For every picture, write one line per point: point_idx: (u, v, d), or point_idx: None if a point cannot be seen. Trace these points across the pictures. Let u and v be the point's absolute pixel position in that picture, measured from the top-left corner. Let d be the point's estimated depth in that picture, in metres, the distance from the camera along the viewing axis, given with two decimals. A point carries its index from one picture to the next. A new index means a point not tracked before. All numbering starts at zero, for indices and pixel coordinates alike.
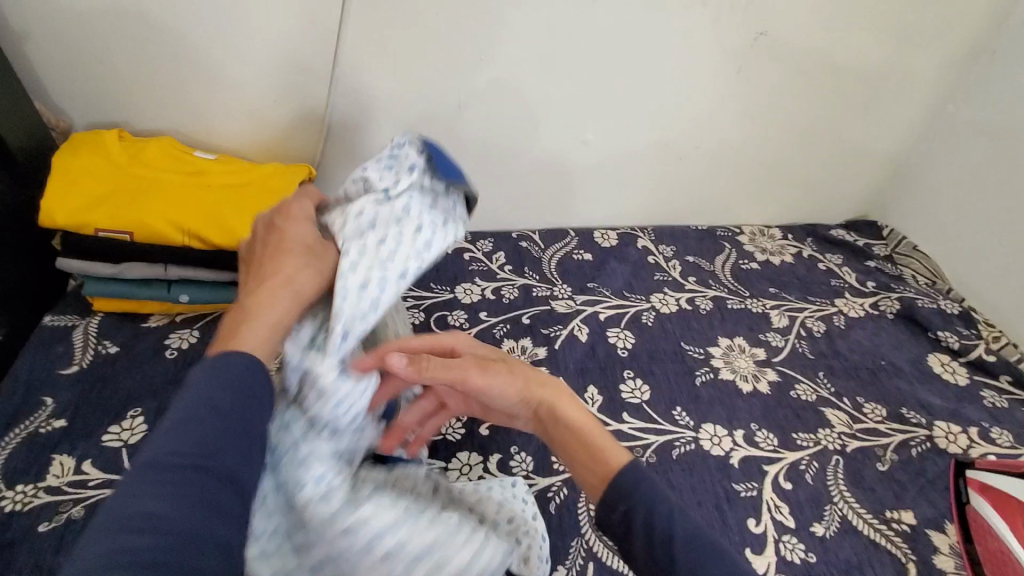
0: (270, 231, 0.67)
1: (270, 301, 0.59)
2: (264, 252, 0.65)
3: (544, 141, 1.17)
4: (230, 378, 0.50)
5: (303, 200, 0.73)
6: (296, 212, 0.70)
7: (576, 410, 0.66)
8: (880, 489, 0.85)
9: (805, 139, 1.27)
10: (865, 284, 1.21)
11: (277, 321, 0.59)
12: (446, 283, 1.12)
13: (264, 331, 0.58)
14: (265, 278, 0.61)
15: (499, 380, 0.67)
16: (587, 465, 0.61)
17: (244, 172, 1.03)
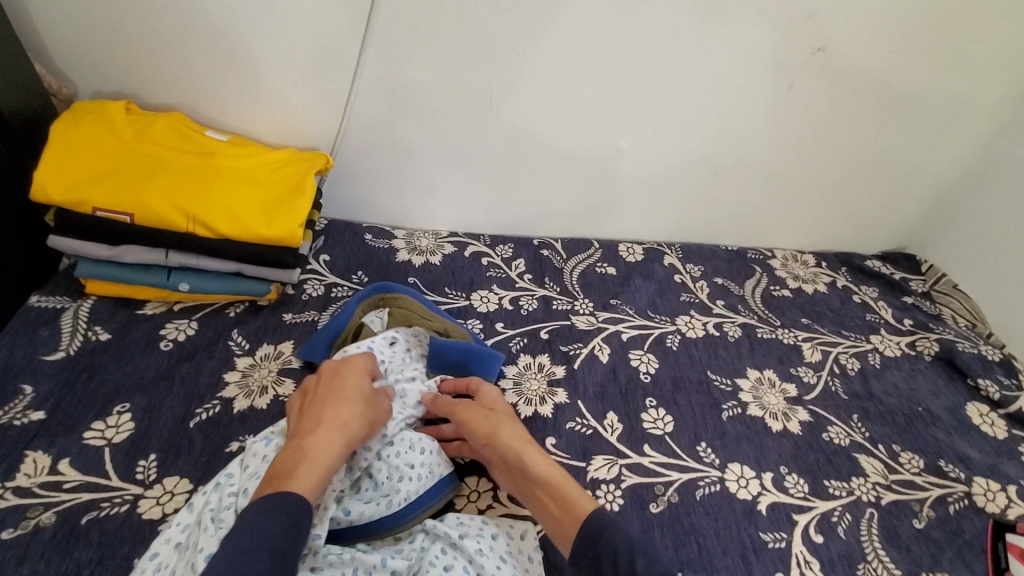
0: (332, 379, 0.72)
1: (326, 449, 0.64)
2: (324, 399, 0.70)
3: (577, 145, 1.10)
4: (284, 513, 0.56)
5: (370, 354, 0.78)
6: (361, 363, 0.75)
7: (543, 462, 0.71)
8: (916, 549, 0.79)
9: (849, 163, 1.20)
10: (901, 321, 1.14)
11: (330, 470, 0.63)
12: (462, 289, 1.07)
13: (317, 473, 0.62)
14: (324, 422, 0.66)
15: (479, 419, 0.77)
16: (557, 517, 0.66)
17: (258, 156, 0.96)
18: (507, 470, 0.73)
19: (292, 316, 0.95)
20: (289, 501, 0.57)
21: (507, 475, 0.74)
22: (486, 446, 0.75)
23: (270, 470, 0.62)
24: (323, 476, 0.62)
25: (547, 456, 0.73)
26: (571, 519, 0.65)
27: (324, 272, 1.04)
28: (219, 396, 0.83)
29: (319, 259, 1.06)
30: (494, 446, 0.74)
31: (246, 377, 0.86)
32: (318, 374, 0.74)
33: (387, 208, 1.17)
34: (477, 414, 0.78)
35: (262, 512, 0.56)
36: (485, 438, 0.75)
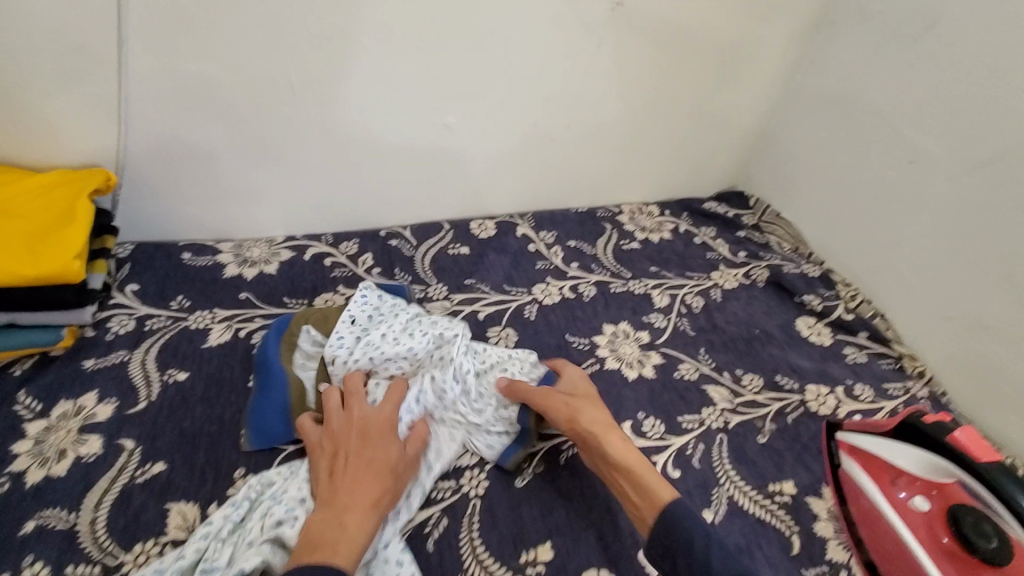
0: (360, 447, 0.69)
1: (362, 520, 0.62)
2: (353, 465, 0.67)
3: (403, 128, 1.05)
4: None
5: (393, 406, 0.74)
6: (386, 426, 0.72)
7: (626, 450, 0.71)
8: (761, 462, 0.85)
9: (673, 112, 1.26)
10: (737, 255, 1.23)
11: (367, 542, 0.61)
12: (304, 296, 1.00)
13: (357, 541, 0.60)
14: (357, 494, 0.64)
15: (560, 405, 0.77)
16: (639, 505, 0.66)
17: (8, 185, 0.82)
18: (588, 452, 0.74)
19: (95, 362, 0.83)
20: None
21: (593, 461, 0.74)
22: (568, 428, 0.75)
23: (305, 535, 0.61)
24: (365, 545, 0.61)
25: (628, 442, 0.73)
26: (652, 508, 0.64)
27: (133, 303, 0.92)
28: (4, 473, 0.70)
29: (125, 290, 0.93)
30: (577, 428, 0.74)
31: (40, 444, 0.73)
32: (343, 430, 0.71)
33: (205, 220, 1.04)
34: (558, 400, 0.77)
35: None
36: (566, 417, 0.75)
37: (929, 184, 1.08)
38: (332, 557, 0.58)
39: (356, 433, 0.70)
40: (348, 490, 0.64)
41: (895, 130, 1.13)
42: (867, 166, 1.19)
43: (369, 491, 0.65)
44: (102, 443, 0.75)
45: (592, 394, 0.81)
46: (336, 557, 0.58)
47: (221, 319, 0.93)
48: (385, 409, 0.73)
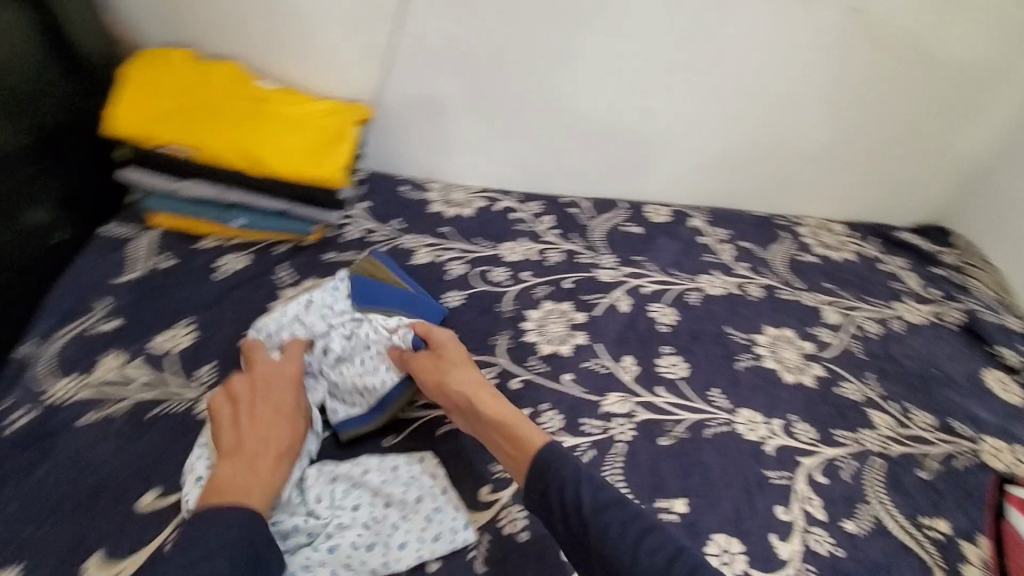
0: (263, 401, 0.72)
1: (269, 469, 0.66)
2: (258, 414, 0.70)
3: (608, 106, 1.13)
4: (243, 528, 0.59)
5: (296, 360, 0.78)
6: (289, 378, 0.75)
7: (496, 405, 0.73)
8: (917, 495, 0.81)
9: (885, 131, 1.20)
10: (926, 291, 1.14)
11: (277, 485, 0.67)
12: (492, 240, 1.13)
13: (264, 487, 0.65)
14: (263, 445, 0.68)
15: (430, 370, 0.77)
16: (516, 458, 0.68)
17: (307, 105, 1.04)
18: (463, 415, 0.75)
19: (334, 255, 1.02)
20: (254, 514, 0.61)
21: (472, 425, 0.75)
22: (438, 394, 0.76)
23: (213, 482, 0.64)
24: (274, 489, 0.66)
25: (501, 397, 0.75)
26: (524, 454, 0.67)
27: (364, 218, 1.11)
28: None
29: (359, 206, 1.13)
30: (445, 392, 0.75)
31: None
32: (247, 380, 0.74)
33: (422, 161, 1.22)
34: (424, 364, 0.78)
35: (229, 531, 0.58)
36: (435, 379, 0.76)
37: None
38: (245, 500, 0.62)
39: (256, 386, 0.73)
40: (256, 439, 0.68)
41: None
42: None
43: (277, 439, 0.69)
44: None
45: (462, 354, 0.80)
46: (247, 499, 0.63)
47: (426, 244, 1.09)
48: (289, 366, 0.76)
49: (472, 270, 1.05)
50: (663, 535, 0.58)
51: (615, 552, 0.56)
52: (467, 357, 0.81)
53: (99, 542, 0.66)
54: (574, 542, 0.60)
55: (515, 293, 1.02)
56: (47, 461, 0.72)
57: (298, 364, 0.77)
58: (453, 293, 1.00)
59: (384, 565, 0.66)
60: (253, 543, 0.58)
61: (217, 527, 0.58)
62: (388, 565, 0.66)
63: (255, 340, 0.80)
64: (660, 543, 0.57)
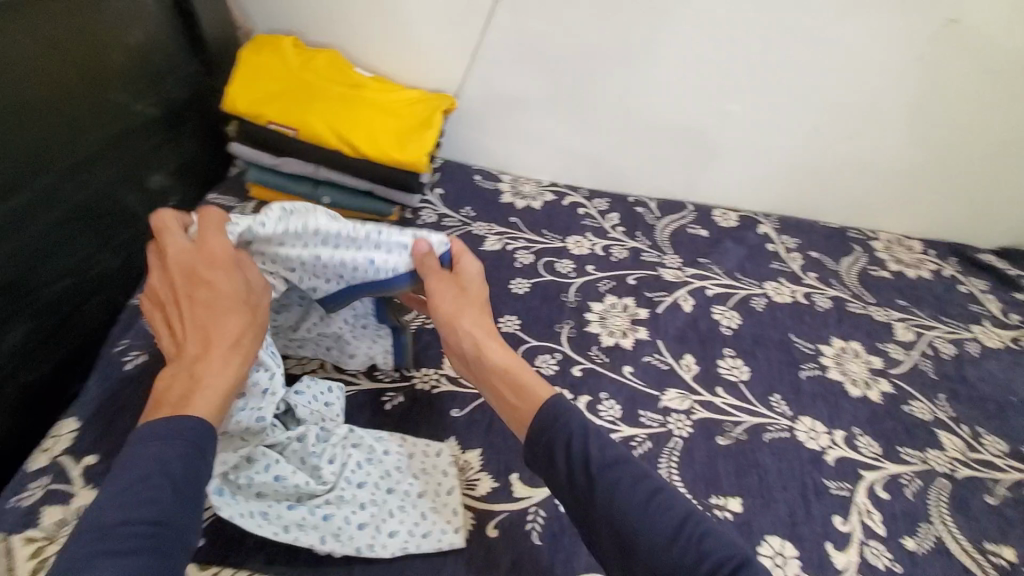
0: (192, 292, 0.62)
1: (212, 367, 0.58)
2: (191, 311, 0.61)
3: (685, 109, 1.14)
4: (187, 439, 0.53)
5: (218, 237, 0.65)
6: (221, 260, 0.64)
7: (501, 356, 0.71)
8: (986, 522, 0.79)
9: (975, 148, 1.15)
10: (1010, 316, 1.09)
11: (231, 381, 0.59)
12: (558, 232, 1.15)
13: (213, 389, 0.57)
14: (204, 343, 0.59)
15: (450, 304, 0.73)
16: (515, 407, 0.66)
17: (397, 94, 1.10)
18: (460, 354, 0.73)
19: None
20: (195, 427, 0.54)
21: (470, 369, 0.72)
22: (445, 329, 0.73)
23: (156, 396, 0.57)
24: (227, 390, 0.58)
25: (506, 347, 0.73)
26: (530, 410, 0.65)
27: (437, 203, 1.17)
28: None
29: (434, 192, 1.19)
30: (461, 329, 0.72)
31: None
32: (172, 272, 0.63)
33: (496, 153, 1.26)
34: (447, 293, 0.73)
35: (166, 448, 0.52)
36: (453, 313, 0.72)
37: None
38: (185, 409, 0.55)
39: (183, 277, 0.62)
40: (194, 339, 0.60)
41: None
42: None
43: (218, 332, 0.60)
44: None
45: (482, 298, 0.77)
46: (187, 407, 0.55)
47: (495, 232, 1.13)
48: (210, 244, 0.65)
49: (538, 261, 1.08)
50: (671, 495, 0.57)
51: (622, 503, 0.55)
52: (484, 299, 0.77)
53: None
54: (576, 496, 0.57)
55: (578, 284, 1.05)
56: (154, 400, 0.80)
57: (221, 239, 0.66)
58: (519, 280, 1.04)
59: (369, 547, 0.65)
60: (194, 455, 0.53)
61: (153, 442, 0.52)
62: (370, 549, 0.65)
63: (162, 218, 0.66)
64: (668, 503, 0.56)
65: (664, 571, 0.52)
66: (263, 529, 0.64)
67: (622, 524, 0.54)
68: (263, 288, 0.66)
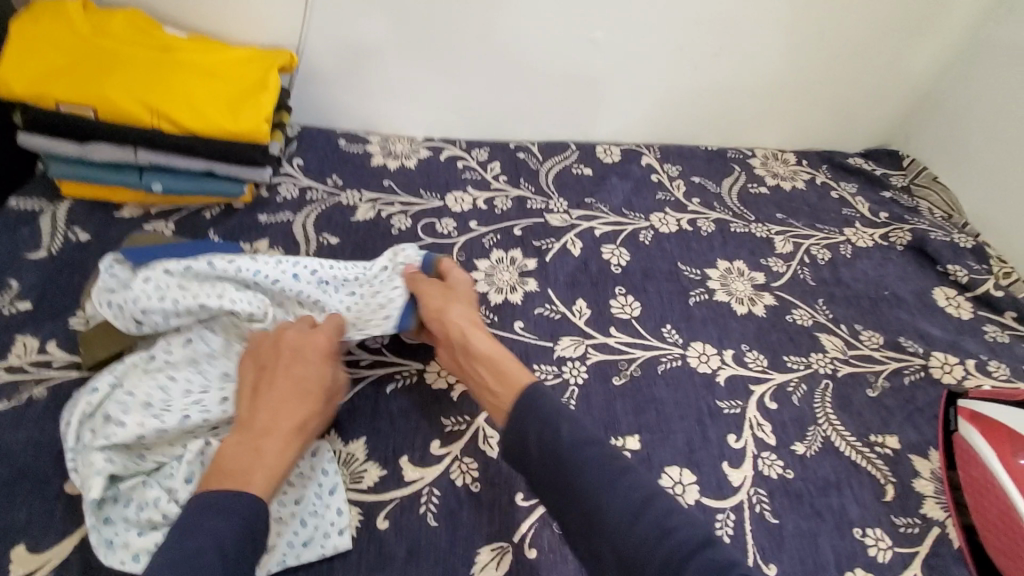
0: (282, 373, 0.66)
1: (279, 449, 0.61)
2: (278, 391, 0.64)
3: (550, 40, 1.07)
4: (241, 517, 0.55)
5: (331, 332, 0.71)
6: (325, 353, 0.69)
7: (486, 342, 0.72)
8: (866, 414, 0.82)
9: (831, 53, 1.16)
10: (877, 214, 1.14)
11: (285, 468, 0.61)
12: (436, 190, 1.08)
13: (271, 469, 0.60)
14: (276, 427, 0.62)
15: (434, 299, 0.76)
16: (496, 391, 0.67)
17: (220, 54, 0.95)
18: (450, 347, 0.74)
19: (266, 218, 0.97)
20: (246, 506, 0.56)
21: (455, 359, 0.74)
22: (435, 323, 0.75)
23: (217, 461, 0.60)
24: (280, 476, 0.60)
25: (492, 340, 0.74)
26: (509, 392, 0.66)
27: (298, 175, 1.05)
28: None
29: (292, 163, 1.07)
30: (444, 319, 0.74)
31: None
32: (277, 345, 0.68)
33: (359, 113, 1.15)
34: (438, 295, 0.77)
35: (225, 522, 0.54)
36: (437, 308, 0.76)
37: None
38: (244, 487, 0.58)
39: (286, 356, 0.67)
40: (269, 420, 0.63)
41: None
42: None
43: (292, 420, 0.63)
44: None
45: (470, 298, 0.80)
46: (248, 487, 0.58)
47: (367, 199, 1.04)
48: (322, 337, 0.70)
49: (416, 224, 1.00)
50: (637, 477, 0.57)
51: (590, 490, 0.56)
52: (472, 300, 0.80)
53: (25, 532, 0.63)
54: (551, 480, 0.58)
55: (462, 243, 0.99)
56: None
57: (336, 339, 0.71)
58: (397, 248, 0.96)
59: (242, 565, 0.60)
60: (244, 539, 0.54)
61: (209, 516, 0.55)
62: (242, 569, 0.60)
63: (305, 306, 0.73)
64: (634, 483, 0.56)
65: (628, 553, 0.52)
66: (109, 559, 0.59)
67: (588, 504, 0.55)
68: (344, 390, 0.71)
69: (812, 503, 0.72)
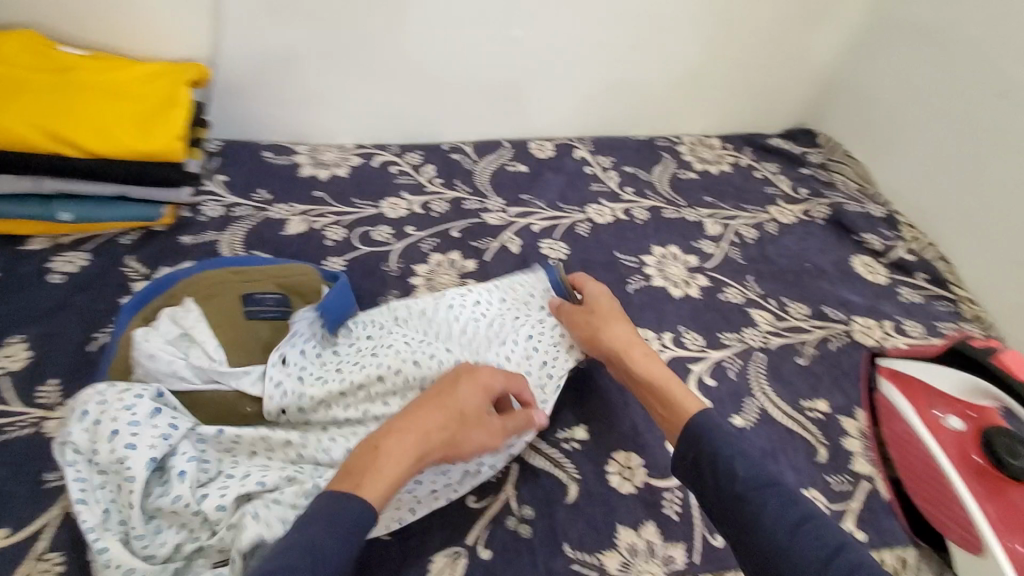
0: (443, 385, 0.63)
1: (401, 454, 0.56)
2: (425, 401, 0.61)
3: (473, 40, 1.08)
4: (341, 523, 0.50)
5: (501, 376, 0.66)
6: (487, 384, 0.65)
7: (648, 365, 0.72)
8: (797, 381, 0.86)
9: (744, 38, 1.21)
10: (798, 191, 1.20)
11: (399, 478, 0.56)
12: (370, 198, 1.06)
13: (388, 475, 0.55)
14: (408, 430, 0.58)
15: (583, 323, 0.77)
16: (667, 416, 0.67)
17: (125, 73, 0.91)
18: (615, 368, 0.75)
19: (190, 239, 0.93)
20: (349, 508, 0.51)
21: (618, 373, 0.76)
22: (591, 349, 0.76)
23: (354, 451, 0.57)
24: (395, 484, 0.55)
25: (655, 357, 0.73)
26: (677, 419, 0.65)
27: (222, 192, 1.01)
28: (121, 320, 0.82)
29: (215, 179, 1.03)
30: (599, 342, 0.75)
31: None
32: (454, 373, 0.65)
33: (283, 123, 1.12)
34: (583, 320, 0.77)
35: (320, 523, 0.50)
36: (587, 333, 0.76)
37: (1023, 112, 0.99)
38: (355, 487, 0.53)
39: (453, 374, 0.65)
40: (409, 424, 0.59)
41: (987, 62, 1.03)
42: (941, 105, 1.11)
43: (426, 435, 0.59)
44: None
45: (617, 311, 0.78)
46: (359, 488, 0.53)
47: (298, 212, 1.01)
48: (492, 371, 0.66)
49: (351, 234, 0.98)
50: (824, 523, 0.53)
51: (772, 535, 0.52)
52: (622, 314, 0.78)
53: None
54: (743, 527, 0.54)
55: (400, 250, 0.98)
56: None
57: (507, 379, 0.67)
58: (332, 260, 0.94)
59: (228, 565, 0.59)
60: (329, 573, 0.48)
61: (316, 516, 0.50)
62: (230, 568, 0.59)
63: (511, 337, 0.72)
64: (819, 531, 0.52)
65: None
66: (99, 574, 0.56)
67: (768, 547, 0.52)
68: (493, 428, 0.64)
69: None
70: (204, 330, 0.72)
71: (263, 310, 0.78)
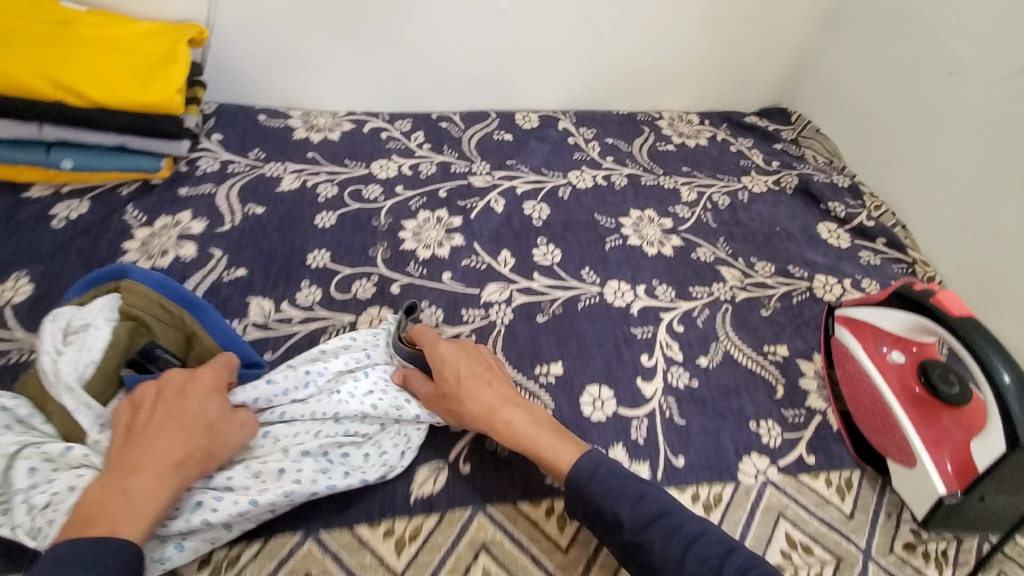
0: (165, 403, 0.58)
1: (147, 484, 0.52)
2: (156, 422, 0.56)
3: (456, 12, 1.11)
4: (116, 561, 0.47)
5: (217, 369, 0.64)
6: (209, 387, 0.62)
7: (513, 425, 0.66)
8: (761, 329, 0.92)
9: (719, 17, 1.27)
10: (770, 163, 1.27)
11: (161, 508, 0.52)
12: (361, 159, 1.10)
13: (141, 507, 0.50)
14: (145, 459, 0.53)
15: (440, 410, 0.69)
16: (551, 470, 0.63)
17: (122, 28, 0.95)
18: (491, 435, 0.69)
19: (188, 190, 0.97)
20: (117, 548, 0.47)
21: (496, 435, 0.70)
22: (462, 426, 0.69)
23: (78, 509, 0.50)
24: (158, 513, 0.51)
25: (520, 411, 0.67)
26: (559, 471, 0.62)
27: (217, 149, 1.05)
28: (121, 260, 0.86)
29: (211, 138, 1.07)
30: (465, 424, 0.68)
31: (146, 244, 0.89)
32: (154, 386, 0.60)
33: (277, 89, 1.16)
34: (436, 399, 0.69)
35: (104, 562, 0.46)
36: (451, 417, 0.69)
37: (968, 92, 1.04)
38: (111, 530, 0.48)
39: (166, 391, 0.60)
40: (139, 453, 0.54)
41: (935, 43, 1.09)
42: (897, 83, 1.17)
43: (172, 454, 0.54)
44: (196, 250, 0.89)
45: (466, 369, 0.70)
46: (116, 528, 0.48)
47: (291, 170, 1.05)
48: (207, 370, 0.63)
49: (342, 191, 1.03)
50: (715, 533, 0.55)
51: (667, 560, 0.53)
52: (472, 371, 0.70)
53: None
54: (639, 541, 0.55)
55: (388, 207, 1.02)
56: None
57: (223, 376, 0.64)
58: (325, 214, 0.99)
59: None
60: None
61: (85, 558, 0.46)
62: None
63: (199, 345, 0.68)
64: (712, 536, 0.55)
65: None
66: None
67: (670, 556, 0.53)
68: (243, 423, 0.62)
69: (715, 406, 0.81)
70: (99, 335, 0.66)
71: (156, 365, 0.68)
